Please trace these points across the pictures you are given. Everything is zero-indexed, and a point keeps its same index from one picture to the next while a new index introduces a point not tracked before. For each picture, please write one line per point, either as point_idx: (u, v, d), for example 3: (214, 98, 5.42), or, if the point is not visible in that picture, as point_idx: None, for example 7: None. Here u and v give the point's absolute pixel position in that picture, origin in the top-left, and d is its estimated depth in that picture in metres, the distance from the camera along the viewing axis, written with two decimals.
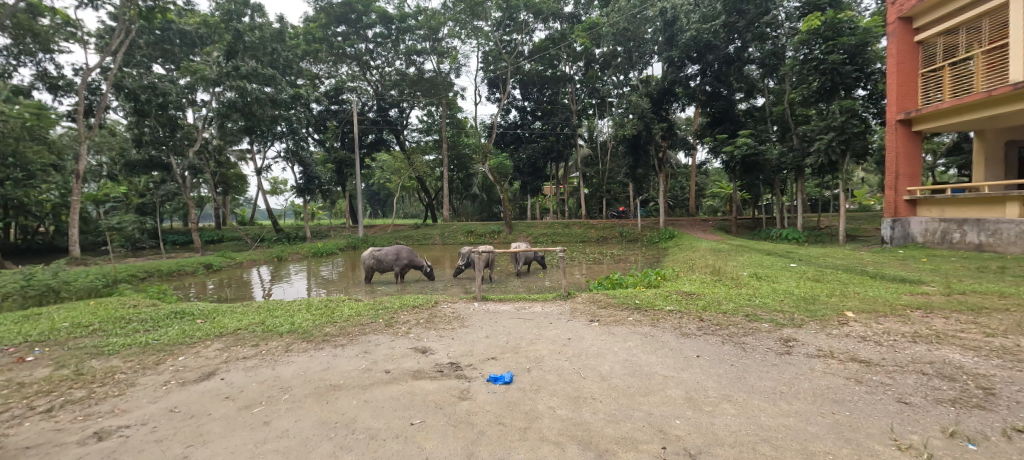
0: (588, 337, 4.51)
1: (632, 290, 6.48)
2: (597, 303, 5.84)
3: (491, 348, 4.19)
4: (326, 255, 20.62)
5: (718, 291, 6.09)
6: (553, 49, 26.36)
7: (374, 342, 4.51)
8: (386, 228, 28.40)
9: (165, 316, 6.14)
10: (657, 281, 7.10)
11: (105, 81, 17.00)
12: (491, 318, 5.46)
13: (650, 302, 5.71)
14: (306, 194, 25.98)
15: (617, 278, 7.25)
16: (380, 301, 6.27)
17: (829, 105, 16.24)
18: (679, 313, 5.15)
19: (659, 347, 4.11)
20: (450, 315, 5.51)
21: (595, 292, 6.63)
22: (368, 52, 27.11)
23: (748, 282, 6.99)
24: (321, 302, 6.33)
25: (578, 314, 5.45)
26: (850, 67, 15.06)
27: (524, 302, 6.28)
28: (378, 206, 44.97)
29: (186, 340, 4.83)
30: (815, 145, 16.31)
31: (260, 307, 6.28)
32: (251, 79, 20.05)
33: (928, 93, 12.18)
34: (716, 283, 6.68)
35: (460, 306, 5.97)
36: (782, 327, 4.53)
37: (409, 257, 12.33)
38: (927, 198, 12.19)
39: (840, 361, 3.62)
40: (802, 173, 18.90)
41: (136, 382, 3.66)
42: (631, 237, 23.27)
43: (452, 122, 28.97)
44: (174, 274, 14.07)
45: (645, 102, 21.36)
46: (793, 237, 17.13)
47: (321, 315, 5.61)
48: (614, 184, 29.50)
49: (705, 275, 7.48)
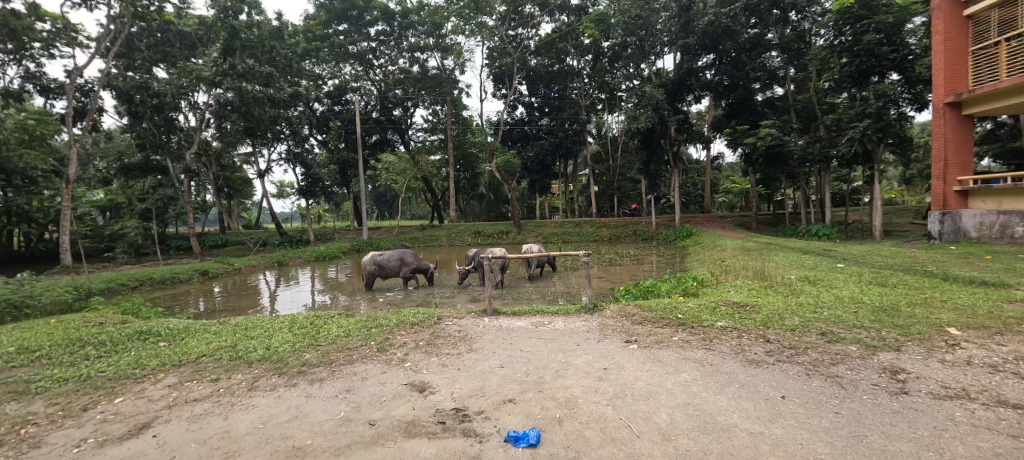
0: (629, 366, 3.57)
1: (669, 300, 5.50)
2: (632, 317, 4.89)
3: (508, 386, 3.26)
4: (330, 259, 19.87)
5: (776, 302, 5.10)
6: (560, 42, 25.38)
7: (360, 376, 3.60)
8: (392, 230, 27.62)
9: (127, 337, 5.29)
10: (695, 289, 6.11)
11: (98, 83, 16.28)
12: (505, 338, 4.52)
13: (696, 315, 4.75)
14: (309, 196, 25.30)
15: (647, 285, 6.27)
16: (374, 318, 5.37)
17: (862, 91, 15.15)
18: (738, 331, 4.21)
19: (725, 382, 3.17)
20: (456, 335, 4.60)
21: (624, 303, 5.67)
22: (371, 50, 26.36)
23: (802, 288, 5.98)
24: (309, 318, 5.48)
25: (610, 333, 4.51)
26: (887, 47, 13.95)
27: (542, 316, 5.33)
28: (384, 209, 44.33)
29: (134, 373, 3.95)
30: (848, 135, 15.17)
31: (240, 325, 5.44)
32: (250, 79, 19.26)
33: (981, 73, 11.02)
34: (767, 290, 5.69)
35: (467, 323, 5.05)
36: (877, 351, 3.58)
37: (415, 262, 11.46)
38: (981, 189, 11.07)
39: (986, 408, 2.66)
40: (829, 165, 17.74)
41: (43, 442, 2.78)
42: (646, 236, 22.26)
43: (459, 121, 28.10)
44: (168, 282, 13.36)
45: (660, 93, 20.39)
46: (823, 233, 16.02)
47: (302, 337, 4.72)
48: (626, 181, 28.43)
49: (750, 280, 6.47)
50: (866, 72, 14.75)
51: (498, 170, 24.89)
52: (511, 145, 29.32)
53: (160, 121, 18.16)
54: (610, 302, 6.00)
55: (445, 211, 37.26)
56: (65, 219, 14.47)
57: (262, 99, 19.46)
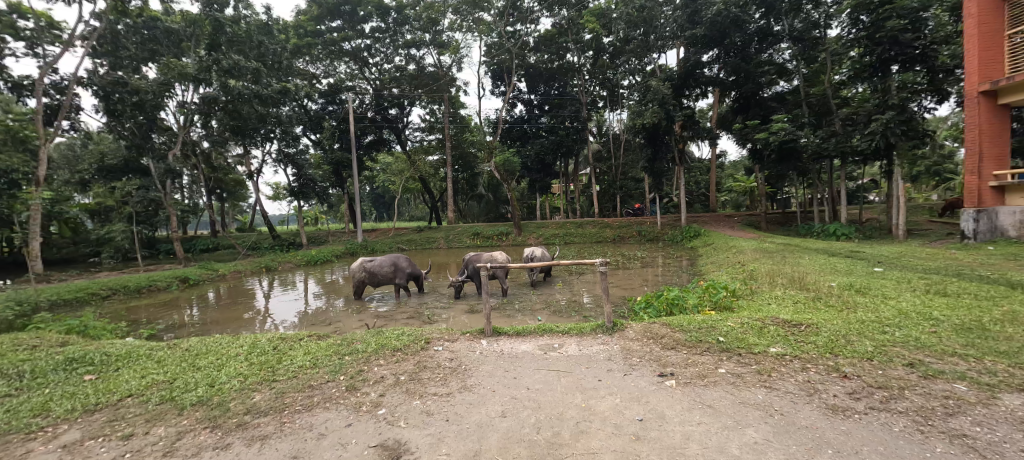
0: (672, 417, 2.71)
1: (703, 316, 4.60)
2: (663, 341, 3.99)
3: (514, 452, 2.43)
4: (322, 263, 18.98)
5: (834, 320, 4.22)
6: (561, 38, 24.46)
7: (316, 431, 2.76)
8: (388, 232, 26.70)
9: (53, 366, 4.40)
10: (729, 302, 5.21)
11: (73, 80, 15.26)
12: (506, 368, 3.66)
13: (740, 337, 3.88)
14: (302, 198, 24.41)
15: (672, 296, 5.36)
16: (351, 340, 4.51)
17: (883, 81, 14.37)
18: (801, 362, 3.35)
19: (810, 450, 2.31)
20: (446, 365, 3.72)
21: (647, 320, 4.79)
22: (367, 48, 25.46)
23: (854, 299, 5.12)
24: (275, 343, 4.59)
25: (638, 361, 3.65)
26: (911, 33, 13.21)
27: (551, 337, 4.45)
28: (382, 210, 43.49)
29: (31, 424, 3.10)
30: (869, 128, 14.28)
31: (190, 352, 4.55)
32: (236, 75, 18.23)
33: (1020, 59, 10.15)
34: (817, 304, 4.81)
35: (460, 348, 4.15)
36: (1000, 394, 2.74)
37: (409, 268, 10.60)
38: (1020, 185, 10.25)
39: None
40: (845, 160, 16.85)
41: None
42: (651, 236, 21.41)
43: (456, 120, 27.20)
44: (144, 290, 12.45)
45: (666, 87, 19.59)
46: (841, 233, 15.14)
47: (259, 368, 3.86)
48: (629, 180, 27.56)
49: (790, 290, 5.58)
50: (888, 61, 14.01)
51: (498, 169, 23.98)
52: (510, 144, 28.46)
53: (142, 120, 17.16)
54: (629, 319, 5.11)
55: (444, 211, 36.40)
56: (35, 224, 13.50)
57: (249, 97, 18.30)
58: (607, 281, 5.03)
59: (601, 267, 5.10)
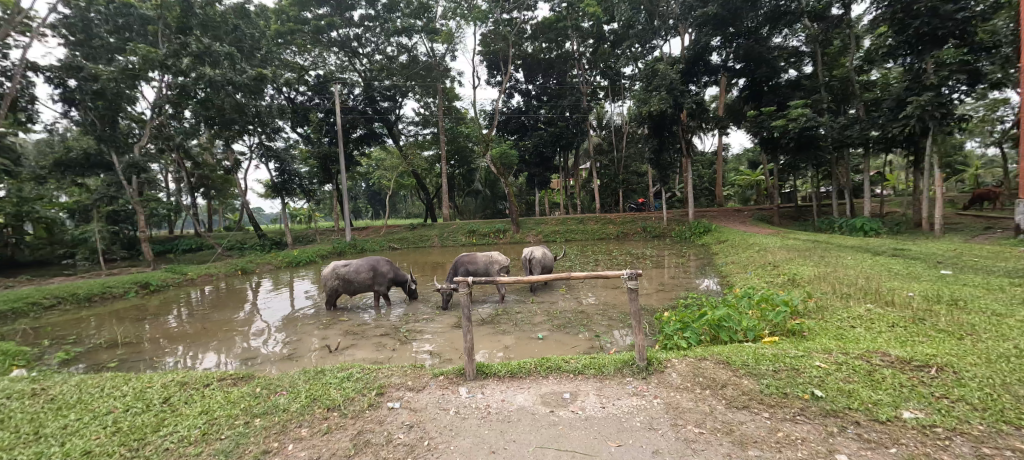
0: None
1: (774, 350, 3.29)
2: (726, 393, 2.71)
3: None
4: (305, 264, 17.59)
5: (972, 360, 2.91)
6: (562, 24, 23.06)
7: None
8: (378, 229, 25.31)
9: None
10: (793, 329, 3.90)
11: (20, 64, 13.57)
12: (492, 449, 2.38)
13: (844, 389, 2.63)
14: (286, 195, 22.96)
15: (719, 318, 4.04)
16: (273, 388, 3.18)
17: (920, 60, 12.96)
18: (973, 447, 2.10)
19: None
20: (398, 444, 2.44)
21: (691, 353, 3.51)
22: (356, 37, 23.96)
23: (967, 320, 3.79)
24: (167, 392, 3.25)
25: (700, 437, 2.35)
26: (953, 5, 12.00)
27: (558, 382, 3.16)
28: (378, 208, 42.13)
29: None
30: (903, 111, 12.94)
31: (45, 407, 3.21)
32: (206, 61, 16.53)
33: None
34: (924, 329, 3.49)
35: (425, 405, 2.85)
36: None
37: (390, 273, 9.30)
38: None
39: None
40: (870, 150, 15.50)
41: None
42: (657, 233, 20.11)
43: (450, 112, 25.78)
44: (96, 299, 11.08)
45: (674, 72, 18.25)
46: (868, 229, 13.83)
47: (110, 448, 2.56)
48: (630, 173, 26.13)
49: (869, 307, 4.25)
50: (929, 37, 12.61)
51: (495, 163, 22.56)
52: (507, 137, 27.27)
53: (104, 111, 15.29)
54: (662, 352, 3.80)
55: (438, 207, 34.98)
56: None
57: (223, 84, 16.67)
58: (638, 300, 3.74)
59: (630, 281, 3.80)
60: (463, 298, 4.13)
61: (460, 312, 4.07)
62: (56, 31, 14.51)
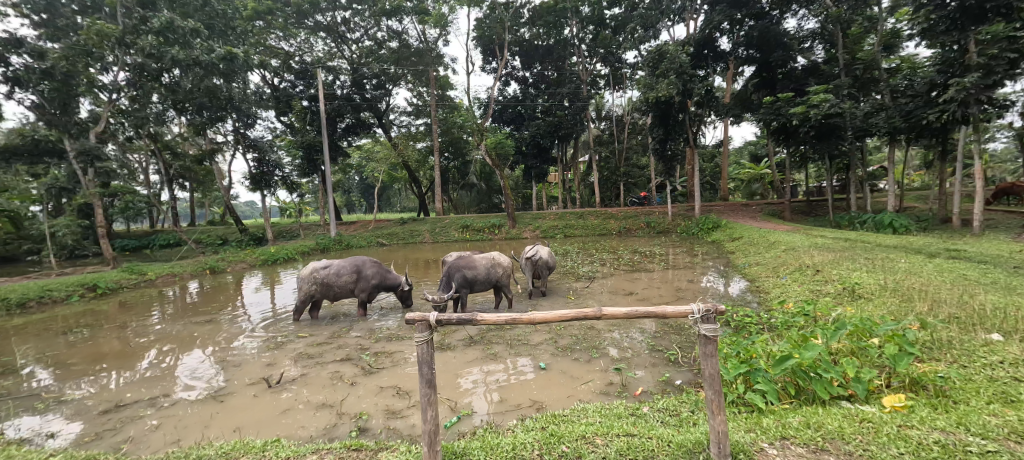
0: None
1: (938, 436, 2.37)
2: None
3: None
4: (283, 262, 16.15)
5: None
6: (562, 6, 21.55)
7: None
8: (366, 224, 23.88)
9: None
10: (930, 379, 2.86)
11: None
12: None
13: None
14: (266, 186, 21.47)
15: (814, 366, 2.97)
16: None
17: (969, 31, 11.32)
18: None
19: None
20: None
21: (801, 428, 2.60)
22: (344, 21, 22.46)
23: None
24: None
25: None
26: None
27: None
28: (370, 201, 40.52)
29: None
30: (942, 95, 11.67)
31: None
32: (171, 39, 14.88)
33: None
34: None
35: None
36: None
37: (375, 277, 7.97)
38: None
39: None
40: (896, 140, 14.28)
41: None
42: (661, 228, 18.98)
43: (443, 101, 24.40)
44: (32, 304, 9.72)
45: (684, 55, 16.98)
46: (897, 226, 12.64)
47: None
48: (632, 166, 24.87)
49: (1011, 342, 3.18)
50: (976, 11, 11.15)
51: (490, 155, 21.09)
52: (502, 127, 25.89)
53: (58, 95, 13.75)
54: (745, 419, 2.82)
55: (431, 201, 33.45)
56: None
57: (190, 65, 14.95)
58: (713, 354, 2.57)
59: (706, 326, 2.52)
60: (427, 348, 2.78)
61: (421, 370, 2.77)
62: (17, 9, 13.29)
